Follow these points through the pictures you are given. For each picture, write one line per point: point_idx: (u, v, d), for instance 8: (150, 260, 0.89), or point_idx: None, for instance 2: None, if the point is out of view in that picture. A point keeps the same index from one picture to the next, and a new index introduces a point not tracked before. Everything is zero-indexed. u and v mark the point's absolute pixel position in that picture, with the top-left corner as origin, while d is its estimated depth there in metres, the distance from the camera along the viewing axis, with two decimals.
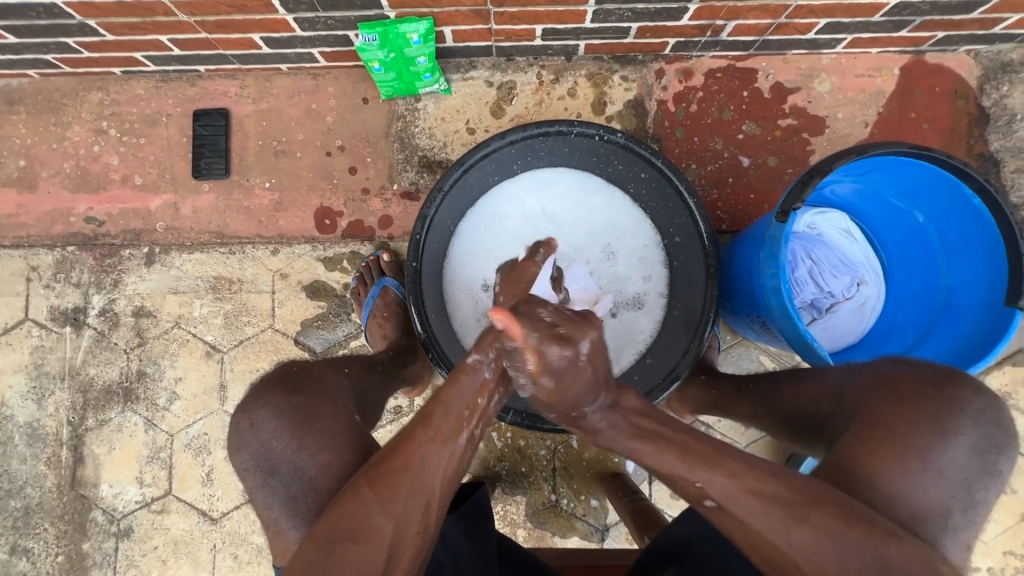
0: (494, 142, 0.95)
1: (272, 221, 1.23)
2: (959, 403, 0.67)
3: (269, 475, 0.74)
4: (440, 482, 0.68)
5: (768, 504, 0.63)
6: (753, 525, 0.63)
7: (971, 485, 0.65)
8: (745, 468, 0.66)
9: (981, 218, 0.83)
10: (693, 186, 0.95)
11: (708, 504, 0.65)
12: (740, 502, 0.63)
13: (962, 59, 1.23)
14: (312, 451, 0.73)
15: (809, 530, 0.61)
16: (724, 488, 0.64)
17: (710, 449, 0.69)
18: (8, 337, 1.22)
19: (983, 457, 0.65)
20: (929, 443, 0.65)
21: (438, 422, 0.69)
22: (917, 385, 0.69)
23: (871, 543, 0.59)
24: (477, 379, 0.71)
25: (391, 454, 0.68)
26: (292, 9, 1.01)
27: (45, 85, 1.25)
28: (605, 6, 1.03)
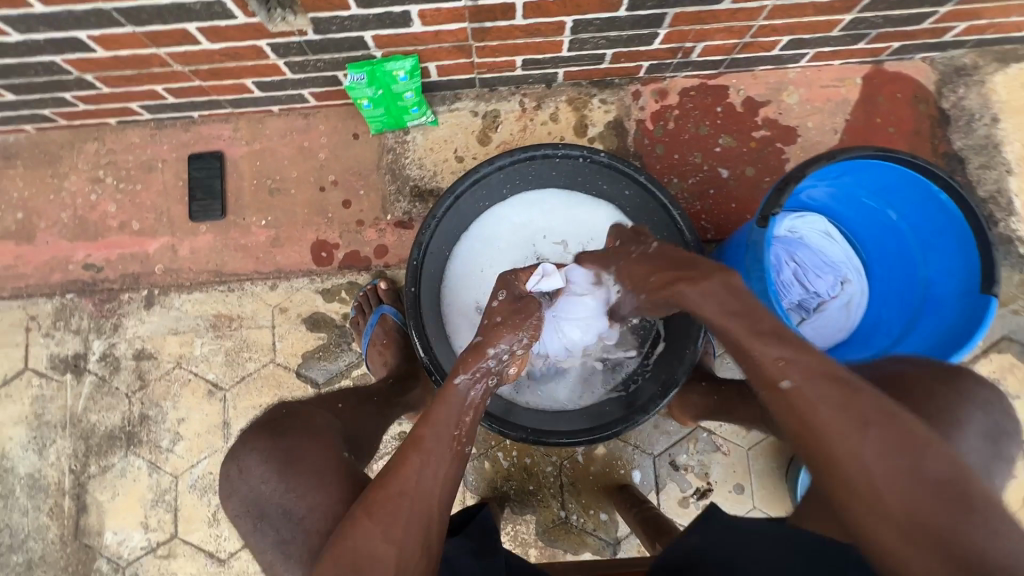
0: (484, 168, 0.98)
1: (270, 257, 1.25)
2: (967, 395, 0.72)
3: (259, 518, 0.79)
4: (437, 500, 0.71)
5: (845, 393, 0.62)
6: (826, 413, 0.61)
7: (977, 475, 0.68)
8: (826, 404, 0.62)
9: (949, 212, 0.89)
10: (675, 199, 0.99)
11: (784, 385, 0.64)
12: (821, 385, 0.63)
13: (919, 66, 1.30)
14: (301, 492, 0.77)
15: (883, 430, 0.60)
16: (805, 373, 0.64)
17: (786, 383, 0.65)
18: (8, 388, 1.22)
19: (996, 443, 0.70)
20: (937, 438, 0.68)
21: (429, 445, 0.72)
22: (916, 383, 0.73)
23: (933, 460, 0.58)
24: (463, 399, 0.78)
25: (384, 481, 0.70)
26: (282, 54, 1.06)
27: (41, 139, 1.28)
28: (581, 35, 1.09)
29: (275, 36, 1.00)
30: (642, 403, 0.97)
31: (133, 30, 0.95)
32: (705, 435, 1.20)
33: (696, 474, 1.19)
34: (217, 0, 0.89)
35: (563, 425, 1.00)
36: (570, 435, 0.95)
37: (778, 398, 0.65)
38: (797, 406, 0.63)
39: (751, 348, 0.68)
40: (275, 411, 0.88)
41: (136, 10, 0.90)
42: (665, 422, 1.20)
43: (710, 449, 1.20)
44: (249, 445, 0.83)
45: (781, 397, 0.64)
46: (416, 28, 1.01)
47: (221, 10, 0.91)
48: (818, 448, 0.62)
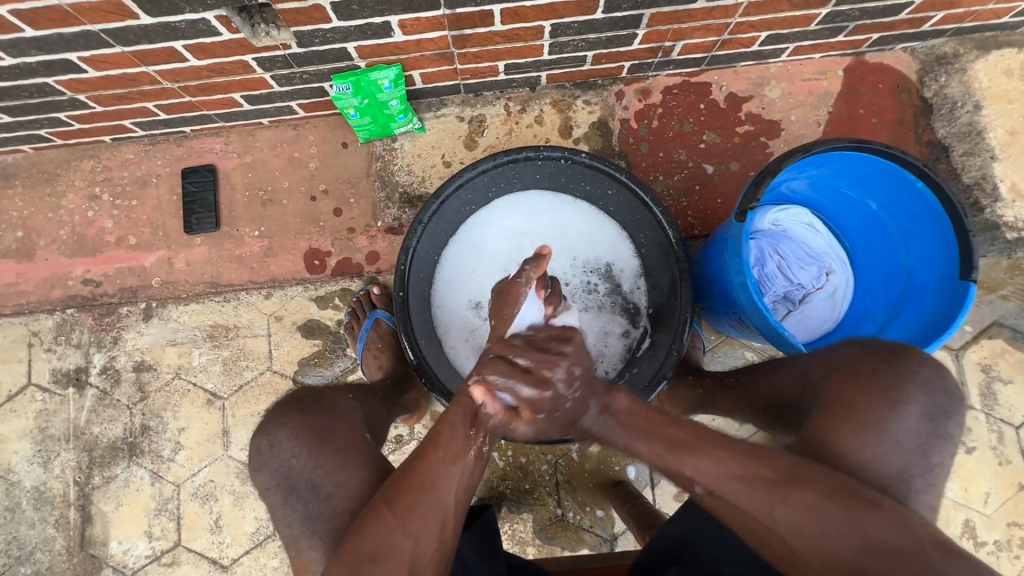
0: (467, 172, 1.01)
1: (264, 267, 1.27)
2: (908, 375, 0.74)
3: (288, 493, 0.79)
4: (455, 498, 0.72)
5: (750, 483, 0.68)
6: (739, 501, 0.68)
7: (925, 449, 0.72)
8: (735, 497, 0.69)
9: (926, 200, 0.90)
10: (657, 196, 1.01)
11: (697, 491, 0.71)
12: (726, 483, 0.69)
13: (900, 56, 1.31)
14: (329, 468, 0.79)
15: (793, 506, 0.66)
16: (709, 472, 0.70)
17: (697, 487, 0.71)
18: (12, 403, 1.24)
19: (934, 422, 0.72)
20: (882, 417, 0.72)
21: (447, 441, 0.73)
22: (873, 361, 0.76)
23: (854, 517, 0.65)
24: (476, 398, 0.75)
25: (406, 474, 0.72)
26: (268, 67, 1.08)
27: (38, 159, 1.31)
28: (560, 39, 1.11)
29: (260, 51, 1.02)
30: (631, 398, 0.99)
31: (121, 50, 0.97)
32: None
33: None
34: (202, 18, 0.91)
35: None
36: None
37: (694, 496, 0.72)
38: (714, 503, 0.71)
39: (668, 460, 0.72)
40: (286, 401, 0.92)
41: (123, 31, 0.92)
42: None
43: None
44: (278, 422, 0.83)
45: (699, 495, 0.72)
46: (397, 37, 1.03)
47: (206, 27, 0.94)
48: (744, 531, 0.69)
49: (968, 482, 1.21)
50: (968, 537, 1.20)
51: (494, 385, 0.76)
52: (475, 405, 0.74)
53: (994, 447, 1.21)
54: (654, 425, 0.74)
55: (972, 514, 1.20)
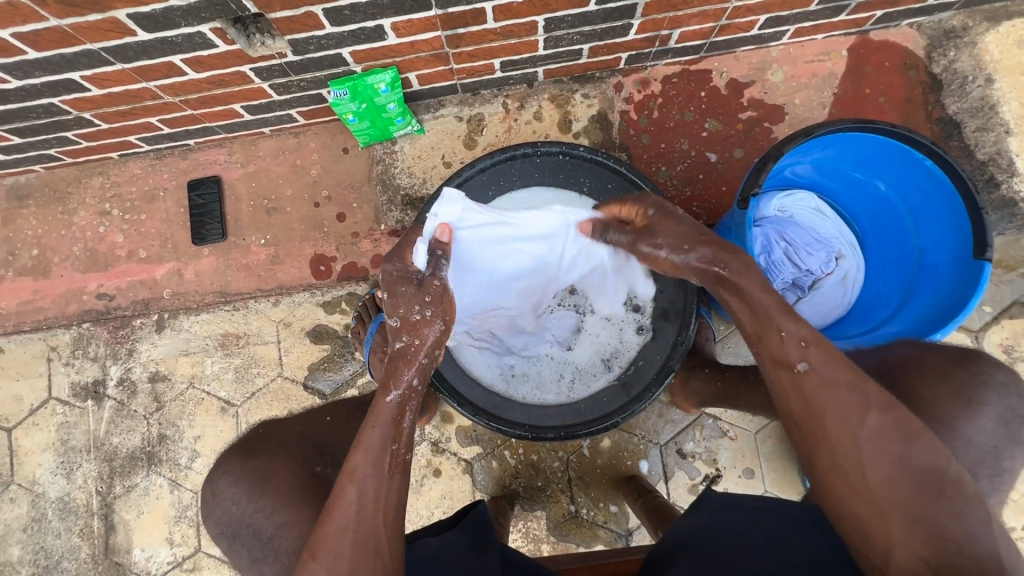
0: (465, 170, 1.04)
1: (271, 275, 1.29)
2: (985, 379, 0.80)
3: (234, 538, 0.88)
4: (384, 526, 0.72)
5: (854, 386, 0.67)
6: (838, 397, 0.66)
7: (999, 452, 0.77)
8: (838, 388, 0.66)
9: (937, 178, 0.88)
10: (656, 187, 1.03)
11: (799, 367, 0.68)
12: (833, 372, 0.67)
13: (906, 32, 1.28)
14: (268, 511, 0.86)
15: (890, 416, 0.65)
16: (821, 357, 0.68)
17: (804, 364, 0.68)
18: (34, 417, 1.28)
19: (1009, 427, 0.78)
20: (958, 414, 0.78)
21: (363, 472, 0.72)
22: (942, 362, 0.82)
23: (932, 456, 0.65)
24: (392, 414, 0.76)
25: (328, 515, 0.71)
26: (266, 77, 1.09)
27: (49, 177, 1.34)
28: (555, 33, 1.10)
29: (257, 61, 1.03)
30: (637, 394, 1.03)
31: (122, 67, 0.99)
32: (711, 421, 1.19)
33: (704, 461, 1.19)
34: (197, 31, 0.92)
35: (557, 420, 1.04)
36: (569, 430, 1.01)
37: (789, 377, 0.68)
38: (809, 387, 0.67)
39: (780, 325, 0.69)
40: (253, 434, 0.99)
41: (122, 48, 0.94)
42: (669, 410, 1.20)
43: (716, 435, 1.19)
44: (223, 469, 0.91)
45: (795, 377, 0.68)
46: (390, 40, 1.03)
47: (202, 40, 0.94)
48: (822, 426, 0.66)
49: None
50: None
51: (407, 398, 0.78)
52: (396, 410, 0.76)
53: None
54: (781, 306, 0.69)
55: None
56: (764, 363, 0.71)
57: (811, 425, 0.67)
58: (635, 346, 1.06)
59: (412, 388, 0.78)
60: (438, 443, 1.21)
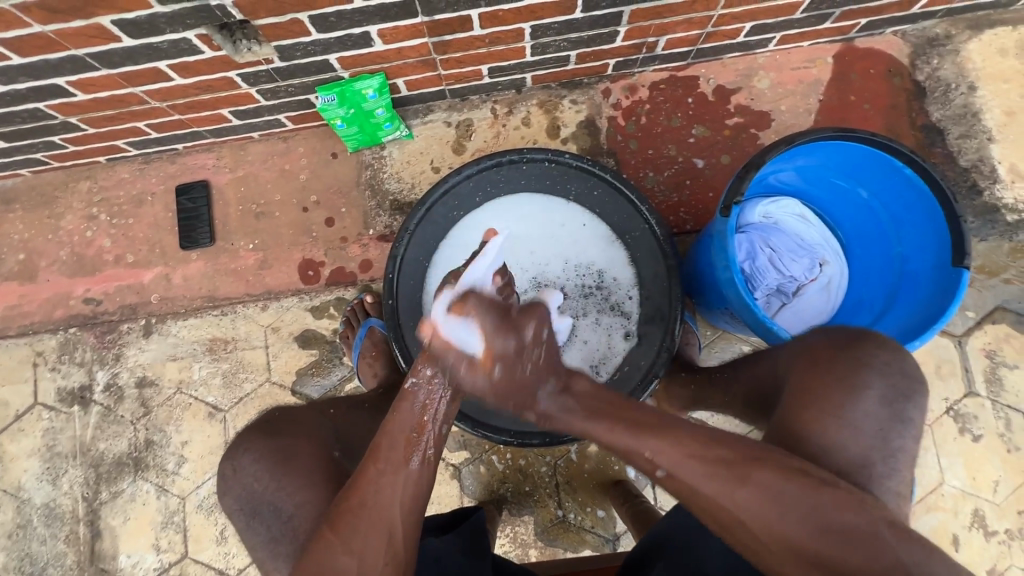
0: (451, 177, 1.04)
1: (259, 279, 1.29)
2: (864, 360, 0.72)
3: (252, 516, 0.81)
4: (400, 515, 0.71)
5: (712, 466, 0.66)
6: (703, 487, 0.66)
7: (886, 433, 0.68)
8: (696, 480, 0.66)
9: (917, 187, 0.89)
10: (642, 194, 1.03)
11: (659, 475, 0.68)
12: (687, 466, 0.67)
13: (891, 40, 1.29)
14: (288, 491, 0.79)
15: (752, 486, 0.64)
16: (670, 455, 0.67)
17: (660, 470, 0.68)
18: (20, 423, 1.27)
19: (893, 406, 0.69)
20: (839, 403, 0.69)
21: (386, 455, 0.73)
22: (830, 350, 0.75)
23: (810, 497, 0.63)
24: (418, 401, 0.76)
25: (348, 495, 0.72)
26: (253, 82, 1.09)
27: (37, 182, 1.33)
28: (542, 40, 1.11)
29: (243, 67, 1.03)
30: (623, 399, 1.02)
31: (108, 73, 0.99)
32: None
33: None
34: (183, 38, 0.92)
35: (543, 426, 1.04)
36: (554, 437, 1.01)
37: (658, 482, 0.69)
38: (676, 488, 0.68)
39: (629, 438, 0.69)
40: (270, 414, 0.92)
41: (108, 54, 0.93)
42: None
43: None
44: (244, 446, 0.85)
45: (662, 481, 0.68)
46: (377, 47, 1.03)
47: (188, 46, 0.94)
48: (707, 513, 0.67)
49: (976, 471, 1.19)
50: (978, 526, 1.17)
51: (431, 388, 0.77)
52: (424, 398, 0.77)
53: (1003, 434, 1.19)
54: (616, 409, 0.73)
55: (982, 504, 1.18)
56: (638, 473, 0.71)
57: (704, 516, 0.67)
58: (623, 350, 1.07)
59: (431, 378, 0.77)
60: None
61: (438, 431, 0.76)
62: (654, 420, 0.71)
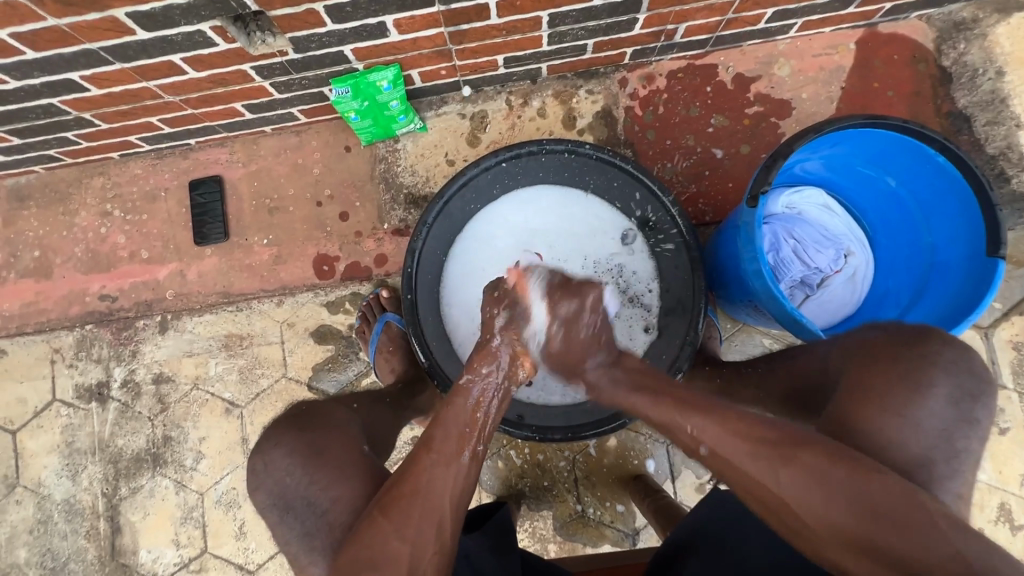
0: (469, 170, 1.01)
1: (274, 275, 1.28)
2: (930, 358, 0.70)
3: (287, 511, 0.79)
4: (450, 505, 0.72)
5: (755, 446, 0.67)
6: (745, 467, 0.67)
7: (951, 434, 0.68)
8: (740, 459, 0.67)
9: (949, 175, 0.87)
10: (663, 184, 1.01)
11: (702, 452, 0.70)
12: (729, 445, 0.68)
13: (915, 25, 1.26)
14: (325, 484, 0.78)
15: (796, 468, 0.64)
16: (716, 434, 0.69)
17: (704, 448, 0.70)
18: (39, 419, 1.27)
19: (960, 407, 0.68)
20: (905, 401, 0.68)
21: (439, 446, 0.74)
22: (892, 347, 0.74)
23: (857, 482, 0.62)
24: (471, 397, 0.79)
25: (399, 482, 0.72)
26: (267, 75, 1.08)
27: (51, 178, 1.33)
28: (559, 28, 1.08)
29: (258, 60, 1.02)
30: None
31: (122, 67, 0.98)
32: None
33: None
34: (197, 30, 0.91)
35: (564, 420, 1.03)
36: (575, 431, 1.01)
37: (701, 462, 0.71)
38: (718, 467, 0.69)
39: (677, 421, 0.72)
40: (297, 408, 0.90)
41: (122, 47, 0.92)
42: None
43: None
44: (274, 440, 0.84)
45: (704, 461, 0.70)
46: (393, 37, 1.01)
47: (202, 39, 0.93)
48: (747, 492, 0.67)
49: (1003, 464, 1.17)
50: (1004, 521, 1.16)
51: (486, 385, 0.80)
52: (478, 395, 0.79)
53: None
54: (654, 403, 0.76)
55: (1008, 497, 1.16)
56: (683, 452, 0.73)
57: (746, 497, 0.68)
58: (643, 342, 1.06)
59: (486, 377, 0.80)
60: None
61: (488, 427, 0.79)
62: (704, 402, 0.72)
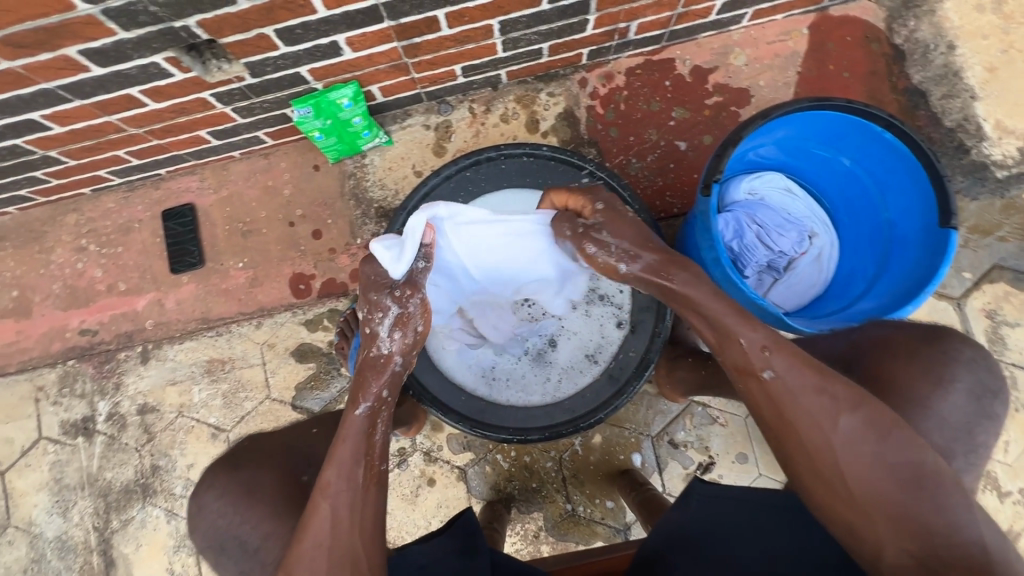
0: (431, 179, 1.05)
1: (251, 297, 1.29)
2: (950, 354, 0.79)
3: (219, 550, 0.87)
4: (361, 540, 0.71)
5: (827, 385, 0.67)
6: (807, 402, 0.67)
7: (970, 427, 0.76)
8: (806, 394, 0.67)
9: (898, 151, 0.88)
10: (622, 180, 1.04)
11: (765, 375, 0.68)
12: (798, 377, 0.67)
13: (865, 6, 1.28)
14: (254, 523, 0.85)
15: (860, 416, 0.66)
16: (786, 362, 0.68)
17: (768, 372, 0.68)
18: (27, 458, 1.28)
19: (978, 401, 0.77)
20: (926, 392, 0.76)
21: (335, 486, 0.72)
22: (913, 341, 0.81)
23: (907, 449, 0.65)
24: (362, 428, 0.75)
25: (302, 532, 0.71)
26: (228, 101, 1.09)
27: (25, 219, 1.34)
28: (512, 35, 1.10)
29: (215, 87, 1.03)
30: (618, 388, 1.04)
31: (81, 103, 0.99)
32: (700, 409, 1.19)
33: (696, 449, 1.19)
34: (151, 62, 0.92)
35: (542, 421, 1.04)
36: (553, 429, 1.03)
37: (757, 386, 0.69)
38: (774, 395, 0.68)
39: (737, 334, 0.69)
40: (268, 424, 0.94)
41: (78, 84, 0.94)
42: (658, 401, 1.20)
43: (707, 422, 1.19)
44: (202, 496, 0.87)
45: (762, 385, 0.69)
46: (347, 55, 1.03)
47: (157, 71, 0.94)
48: (792, 430, 0.67)
49: None
50: (991, 489, 1.16)
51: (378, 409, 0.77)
52: (366, 422, 0.75)
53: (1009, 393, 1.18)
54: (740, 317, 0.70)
55: (994, 465, 1.16)
56: (730, 372, 0.71)
57: (788, 435, 0.68)
58: (617, 338, 1.06)
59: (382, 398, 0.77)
60: (430, 452, 1.21)
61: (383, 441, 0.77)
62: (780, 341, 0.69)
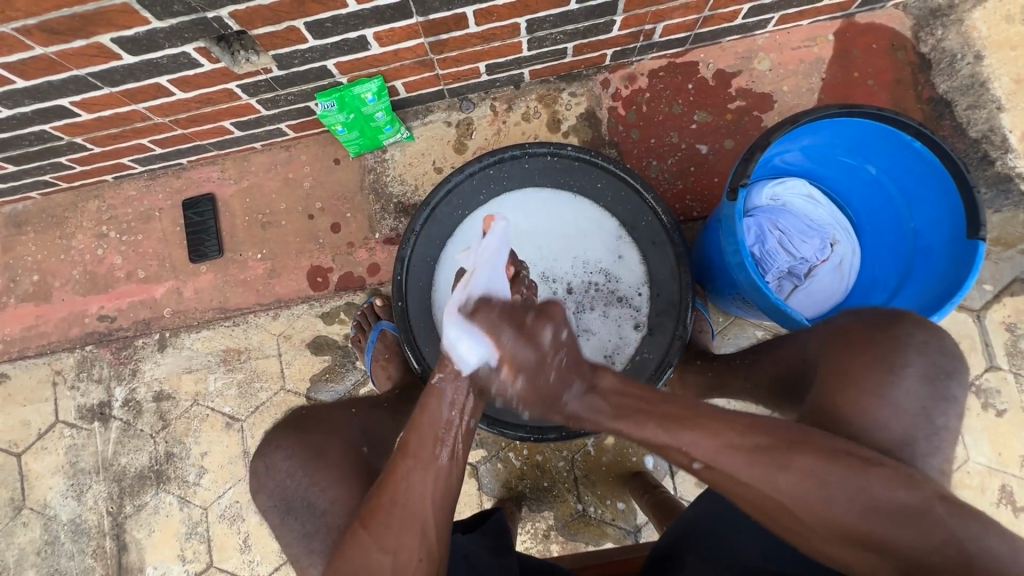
0: (454, 176, 1.04)
1: (269, 288, 1.30)
2: (897, 341, 0.69)
3: (286, 512, 0.84)
4: (431, 508, 0.71)
5: (747, 452, 0.64)
6: (740, 477, 0.64)
7: (930, 412, 0.67)
8: (735, 467, 0.65)
9: (926, 160, 0.88)
10: (647, 182, 1.03)
11: (695, 466, 0.67)
12: (719, 452, 0.65)
13: (892, 14, 1.27)
14: (323, 485, 0.83)
15: (793, 472, 0.62)
16: (700, 443, 0.66)
17: (696, 463, 0.67)
18: (43, 441, 1.29)
19: (934, 384, 0.67)
20: (880, 383, 0.68)
21: (417, 451, 0.72)
22: (864, 330, 0.73)
23: (859, 480, 0.61)
24: (447, 399, 0.74)
25: (380, 490, 0.72)
26: (253, 93, 1.10)
27: (47, 204, 1.35)
28: (538, 33, 1.10)
29: (242, 78, 1.04)
30: None
31: (110, 91, 1.00)
32: None
33: None
34: (181, 52, 0.93)
35: None
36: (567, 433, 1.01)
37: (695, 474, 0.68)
38: (714, 479, 0.67)
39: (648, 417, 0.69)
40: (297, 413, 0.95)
41: (109, 72, 0.94)
42: None
43: None
44: None
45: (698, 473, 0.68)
46: (374, 50, 1.03)
47: (187, 60, 0.95)
48: (753, 504, 0.65)
49: (1002, 447, 1.17)
50: (1006, 502, 1.15)
51: (458, 382, 0.74)
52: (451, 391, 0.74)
53: None
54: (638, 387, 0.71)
55: (1008, 479, 1.16)
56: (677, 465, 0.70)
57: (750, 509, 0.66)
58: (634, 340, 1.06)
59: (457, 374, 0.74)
60: None
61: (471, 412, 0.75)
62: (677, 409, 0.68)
